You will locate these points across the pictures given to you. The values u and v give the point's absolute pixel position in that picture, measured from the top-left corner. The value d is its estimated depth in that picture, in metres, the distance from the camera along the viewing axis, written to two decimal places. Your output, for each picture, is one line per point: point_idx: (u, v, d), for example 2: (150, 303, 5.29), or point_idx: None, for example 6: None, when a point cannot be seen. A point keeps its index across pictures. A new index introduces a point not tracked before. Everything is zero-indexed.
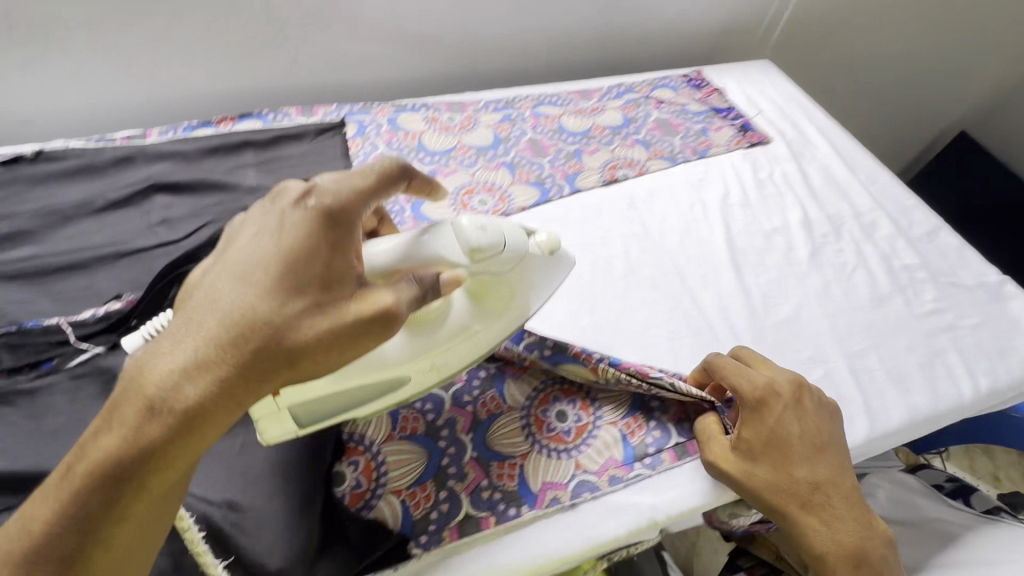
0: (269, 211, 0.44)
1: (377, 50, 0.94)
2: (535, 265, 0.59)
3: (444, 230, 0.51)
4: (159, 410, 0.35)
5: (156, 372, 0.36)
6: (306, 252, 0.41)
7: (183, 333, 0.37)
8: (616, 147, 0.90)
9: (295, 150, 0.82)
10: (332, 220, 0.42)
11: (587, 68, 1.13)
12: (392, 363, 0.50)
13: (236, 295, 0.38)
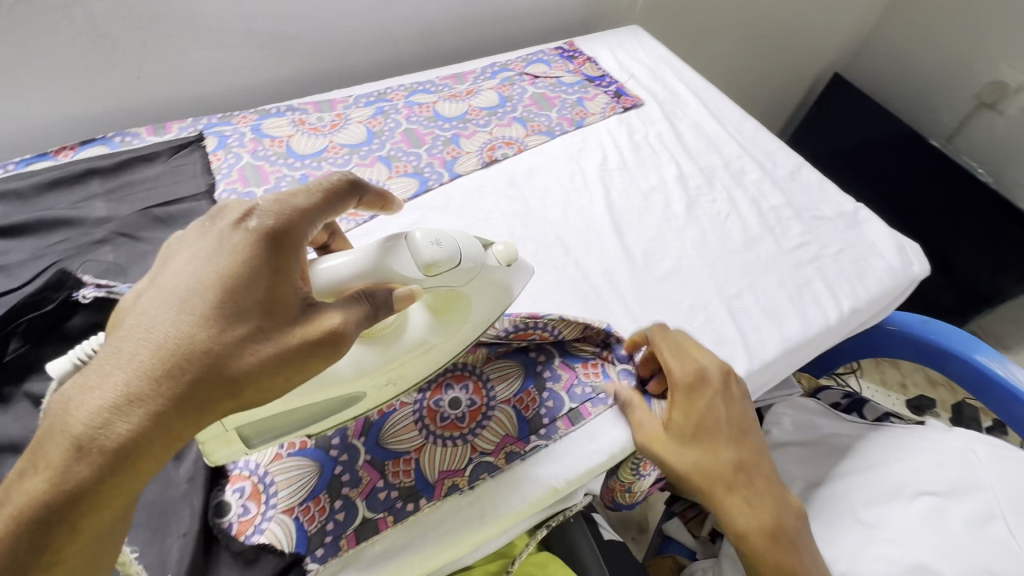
0: (206, 232, 0.41)
1: (230, 55, 0.88)
2: (496, 277, 0.57)
3: (395, 244, 0.48)
4: (86, 448, 0.32)
5: (83, 409, 0.33)
6: (245, 276, 0.38)
7: (109, 365, 0.34)
8: (494, 128, 0.90)
9: (149, 172, 0.76)
10: (272, 241, 0.40)
11: (462, 51, 1.12)
12: (347, 382, 0.48)
13: (171, 322, 0.36)
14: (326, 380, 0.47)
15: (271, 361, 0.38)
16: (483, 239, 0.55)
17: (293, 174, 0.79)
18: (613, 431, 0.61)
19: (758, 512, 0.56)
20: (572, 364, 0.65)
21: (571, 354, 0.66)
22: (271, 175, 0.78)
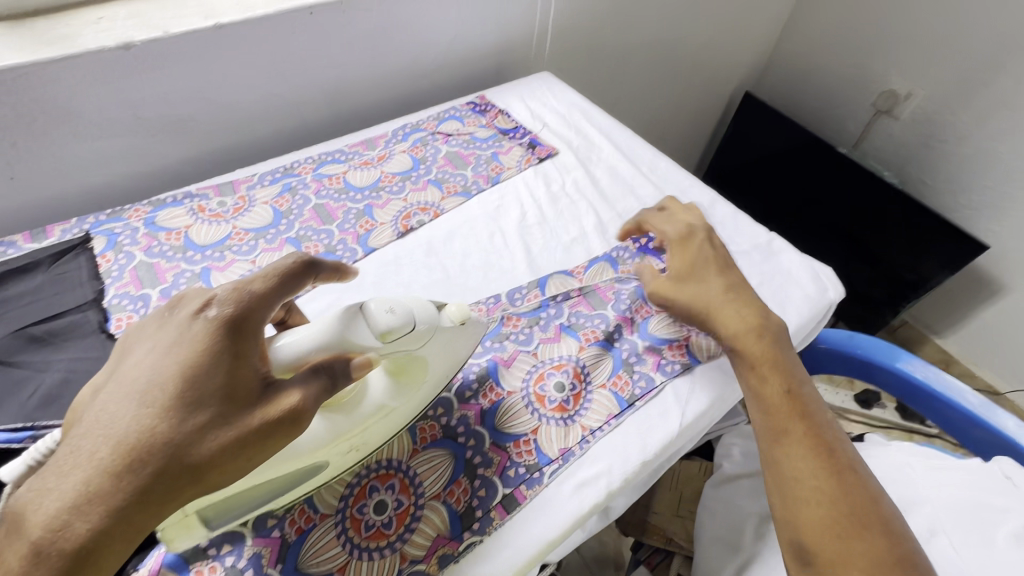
0: (164, 324, 0.42)
1: (118, 145, 0.83)
2: (451, 336, 0.57)
3: (350, 315, 0.48)
4: (47, 553, 0.33)
5: (42, 513, 0.34)
6: (206, 361, 0.40)
7: (71, 464, 0.36)
8: (408, 194, 0.88)
9: (26, 286, 0.69)
10: (235, 329, 0.42)
11: (374, 112, 1.10)
12: (315, 450, 0.48)
13: (133, 412, 0.37)
14: (290, 453, 0.46)
15: (235, 441, 0.39)
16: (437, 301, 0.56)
17: (194, 268, 0.74)
18: (551, 513, 0.58)
19: (809, 484, 0.54)
20: (504, 443, 0.62)
21: (506, 431, 0.63)
22: (168, 273, 0.73)
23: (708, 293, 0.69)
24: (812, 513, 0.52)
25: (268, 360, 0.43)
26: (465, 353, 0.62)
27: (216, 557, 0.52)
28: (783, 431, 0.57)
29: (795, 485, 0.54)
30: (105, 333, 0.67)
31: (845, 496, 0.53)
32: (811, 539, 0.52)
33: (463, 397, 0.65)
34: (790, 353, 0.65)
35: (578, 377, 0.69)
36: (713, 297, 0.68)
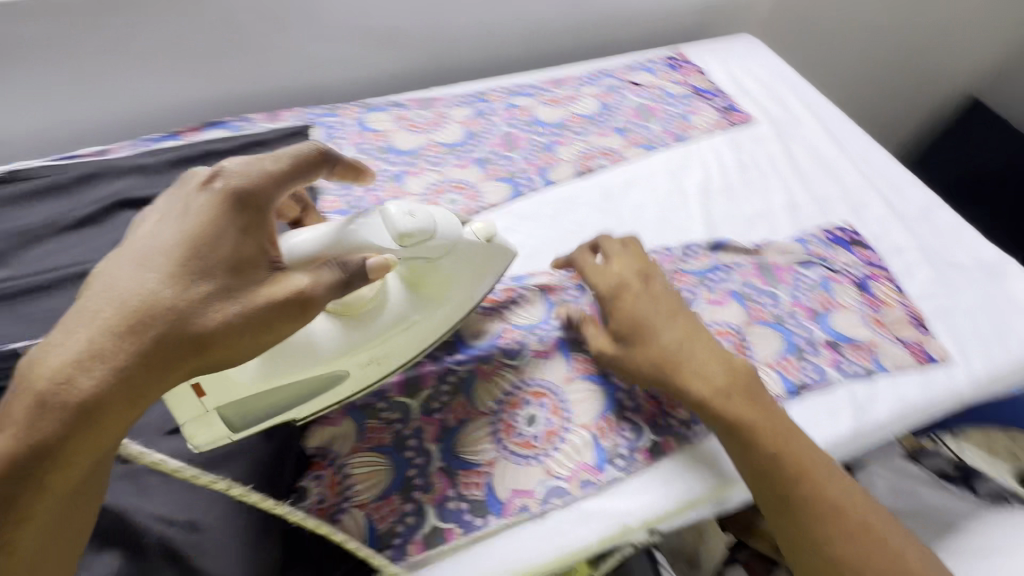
0: (173, 202, 0.43)
1: (344, 50, 0.91)
2: (470, 250, 0.57)
3: (375, 222, 0.50)
4: (41, 411, 0.33)
5: (49, 365, 0.34)
6: (213, 234, 0.40)
7: (71, 328, 0.36)
8: (592, 137, 0.87)
9: (261, 158, 0.80)
10: (256, 208, 0.43)
11: (565, 55, 1.09)
12: (320, 360, 0.49)
13: (138, 283, 0.38)
14: (298, 351, 0.48)
15: (233, 320, 0.39)
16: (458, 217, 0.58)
17: (392, 169, 0.81)
18: (694, 474, 0.58)
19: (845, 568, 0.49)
20: (655, 395, 0.62)
21: None
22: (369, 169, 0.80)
23: (607, 282, 0.64)
24: None
25: (280, 249, 0.43)
26: (489, 275, 0.61)
27: (386, 420, 0.58)
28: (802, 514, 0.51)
29: (751, 435, 0.53)
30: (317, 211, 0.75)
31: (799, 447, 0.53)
32: (780, 484, 0.52)
33: None
34: (766, 410, 0.55)
35: (741, 348, 0.65)
36: (624, 280, 0.63)
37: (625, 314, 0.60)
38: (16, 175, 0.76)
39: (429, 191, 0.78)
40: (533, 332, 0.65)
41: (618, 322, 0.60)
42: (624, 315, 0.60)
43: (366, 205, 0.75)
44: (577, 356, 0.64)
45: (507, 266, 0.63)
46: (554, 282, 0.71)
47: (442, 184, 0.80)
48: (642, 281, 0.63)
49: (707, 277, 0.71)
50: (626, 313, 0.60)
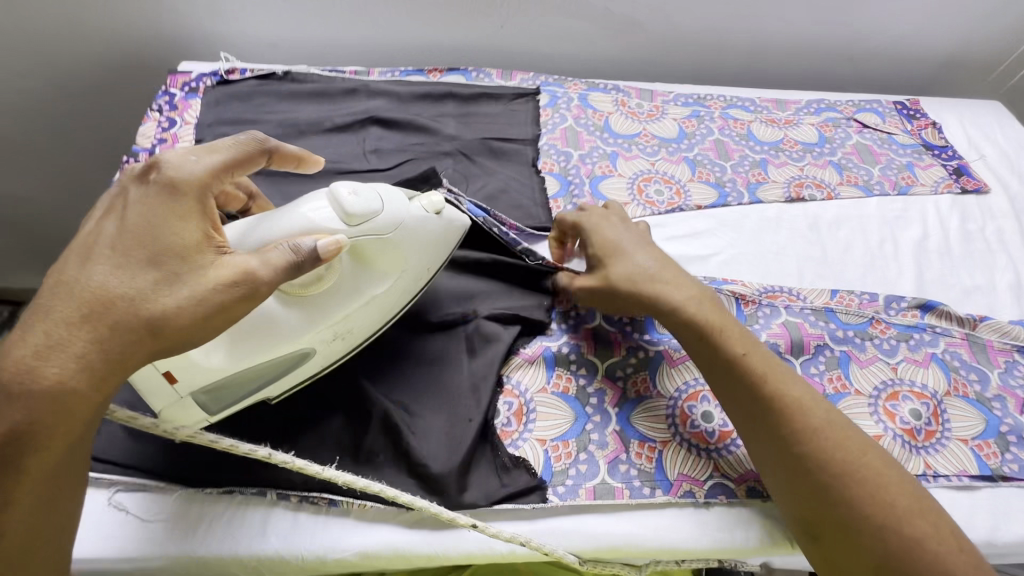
0: (119, 194, 0.48)
1: (580, 28, 0.96)
2: (418, 228, 0.57)
3: (317, 202, 0.52)
4: (41, 397, 0.40)
5: (16, 358, 0.41)
6: (152, 222, 0.46)
7: (36, 320, 0.42)
8: (807, 165, 0.85)
9: (491, 109, 0.86)
10: (177, 196, 0.46)
11: (784, 78, 1.07)
12: (296, 334, 0.51)
13: (86, 278, 0.44)
14: (268, 325, 0.51)
15: (186, 303, 0.44)
16: (405, 192, 0.58)
17: (605, 148, 0.84)
18: None
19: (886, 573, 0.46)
20: None
21: None
22: (586, 143, 0.84)
23: (646, 263, 0.60)
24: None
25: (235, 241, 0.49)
26: (443, 249, 0.60)
27: (572, 373, 0.62)
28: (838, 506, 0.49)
29: (807, 465, 0.50)
30: (535, 169, 0.81)
31: (861, 484, 0.49)
32: (819, 518, 0.49)
33: (807, 369, 0.64)
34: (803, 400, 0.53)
35: (936, 415, 0.62)
36: (691, 292, 0.59)
37: (665, 292, 0.58)
38: (292, 75, 0.87)
39: (638, 177, 0.81)
40: None
41: (595, 246, 0.63)
42: (600, 241, 0.63)
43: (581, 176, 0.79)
44: None
45: (458, 238, 0.63)
46: (748, 293, 0.70)
47: (650, 173, 0.82)
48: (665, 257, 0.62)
49: (911, 335, 0.68)
50: (670, 295, 0.58)
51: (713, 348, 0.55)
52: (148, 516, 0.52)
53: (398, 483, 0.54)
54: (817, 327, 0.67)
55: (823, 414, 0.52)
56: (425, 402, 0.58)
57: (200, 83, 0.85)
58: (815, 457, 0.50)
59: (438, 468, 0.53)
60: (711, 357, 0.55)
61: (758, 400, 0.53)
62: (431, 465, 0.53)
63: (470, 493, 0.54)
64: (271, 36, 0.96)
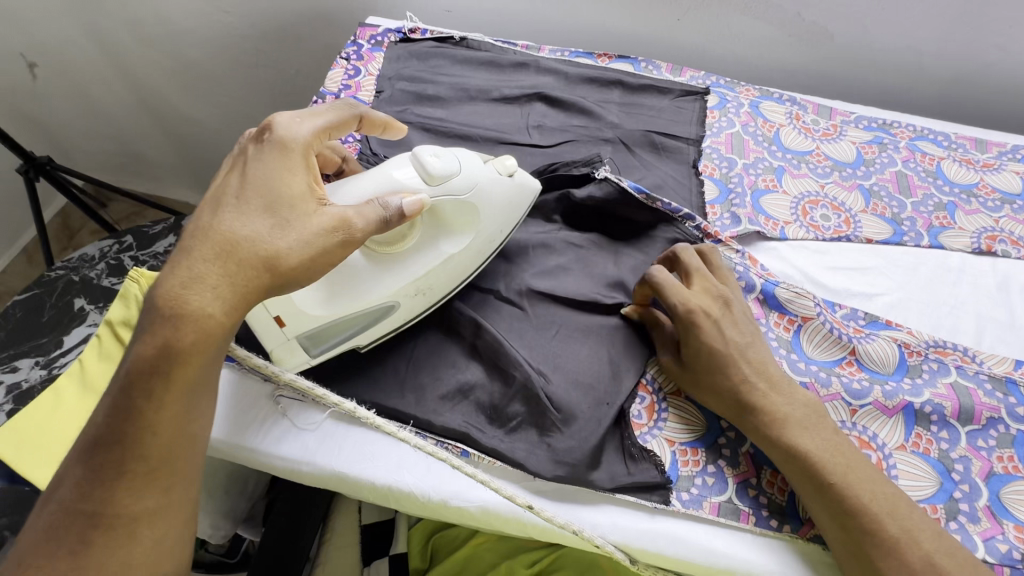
0: (230, 159, 0.51)
1: (762, 31, 0.91)
2: (493, 189, 0.59)
3: (402, 162, 0.56)
4: (183, 321, 0.43)
5: (163, 289, 0.44)
6: (268, 173, 0.48)
7: (177, 257, 0.45)
8: (1003, 217, 0.76)
9: (657, 103, 0.84)
10: (290, 154, 0.50)
11: (983, 114, 0.95)
12: (382, 285, 0.55)
13: (216, 220, 0.46)
14: (356, 274, 0.55)
15: (303, 247, 0.47)
16: (481, 156, 0.61)
17: (772, 161, 0.80)
18: None
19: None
20: (1001, 517, 0.54)
21: (1008, 508, 0.55)
22: (752, 153, 0.80)
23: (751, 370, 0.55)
24: None
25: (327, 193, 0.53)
26: (518, 211, 0.63)
27: None
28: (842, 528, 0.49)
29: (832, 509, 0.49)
30: (694, 171, 0.78)
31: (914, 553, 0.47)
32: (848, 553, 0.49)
33: (974, 440, 0.58)
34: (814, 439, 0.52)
35: None
36: (796, 408, 0.54)
37: (767, 407, 0.53)
38: (468, 42, 0.89)
39: (804, 198, 0.76)
40: (880, 383, 0.61)
41: (689, 347, 0.57)
42: (692, 344, 0.56)
43: (743, 186, 0.76)
44: (916, 429, 0.59)
45: (530, 203, 0.65)
46: (913, 343, 0.64)
47: (818, 196, 0.77)
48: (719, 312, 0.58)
49: None
50: (771, 409, 0.53)
51: (772, 439, 0.53)
52: (301, 424, 0.57)
53: (528, 450, 0.55)
54: (992, 398, 0.60)
55: (888, 500, 0.49)
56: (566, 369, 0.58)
57: (384, 38, 0.90)
58: (879, 535, 0.47)
59: (574, 445, 0.55)
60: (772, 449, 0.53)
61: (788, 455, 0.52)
62: (568, 440, 0.55)
63: (603, 475, 0.54)
64: (450, 2, 0.99)
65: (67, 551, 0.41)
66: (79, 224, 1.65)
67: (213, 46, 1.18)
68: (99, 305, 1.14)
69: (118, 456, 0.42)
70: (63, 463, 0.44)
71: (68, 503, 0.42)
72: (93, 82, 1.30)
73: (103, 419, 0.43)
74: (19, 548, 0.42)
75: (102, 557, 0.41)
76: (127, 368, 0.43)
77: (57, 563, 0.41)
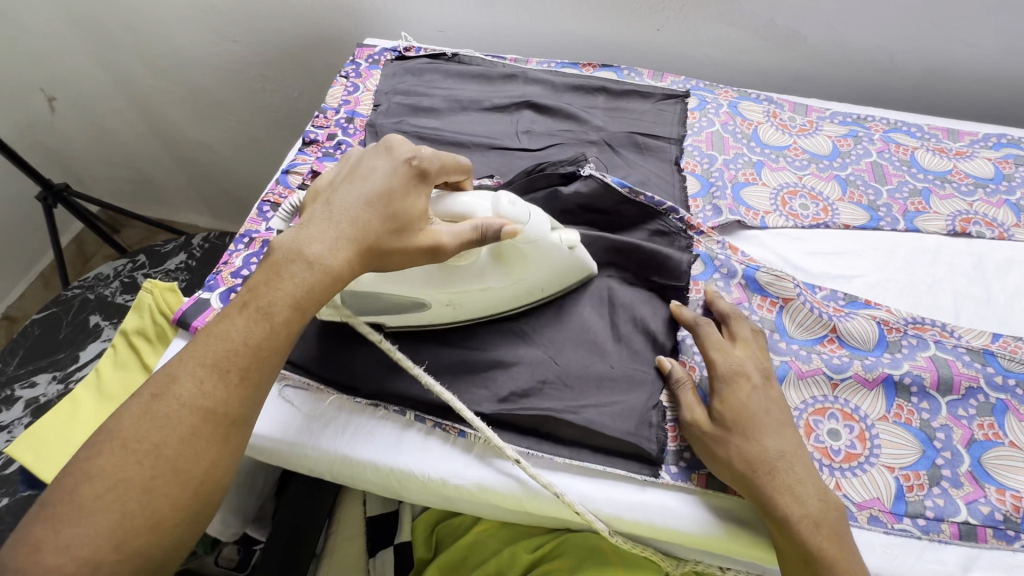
0: (382, 153, 0.54)
1: (738, 37, 0.96)
2: (552, 256, 0.61)
3: (481, 202, 0.56)
4: (315, 265, 0.47)
5: (312, 243, 0.48)
6: (407, 189, 0.52)
7: (326, 219, 0.49)
8: (977, 201, 0.78)
9: (640, 106, 0.88)
10: (425, 180, 0.54)
11: (957, 105, 0.99)
12: (418, 287, 0.58)
13: (364, 202, 0.50)
14: (406, 275, 0.58)
15: (402, 247, 0.51)
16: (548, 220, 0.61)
17: (751, 157, 0.84)
18: None
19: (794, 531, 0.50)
20: (983, 481, 0.56)
21: (990, 472, 0.57)
22: (732, 149, 0.84)
23: (782, 441, 0.54)
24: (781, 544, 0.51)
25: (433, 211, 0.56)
26: (561, 280, 0.64)
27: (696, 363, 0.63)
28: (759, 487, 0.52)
29: (755, 474, 0.53)
30: (677, 167, 0.82)
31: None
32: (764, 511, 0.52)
33: (954, 410, 0.60)
34: (771, 420, 0.55)
35: None
36: (773, 411, 0.56)
37: (742, 401, 0.56)
38: (459, 57, 0.95)
39: (783, 189, 0.80)
40: (860, 358, 0.63)
41: (727, 406, 0.56)
42: (729, 402, 0.56)
43: (724, 180, 0.79)
44: (897, 400, 0.61)
45: (574, 279, 0.65)
46: (892, 320, 0.66)
47: (797, 187, 0.80)
48: (764, 381, 0.58)
49: None
50: (741, 404, 0.56)
51: (725, 418, 0.55)
52: (307, 410, 0.60)
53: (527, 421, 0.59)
54: (971, 368, 0.62)
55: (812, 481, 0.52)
56: (562, 353, 0.62)
57: (381, 57, 0.96)
58: (795, 497, 0.51)
59: (570, 416, 0.58)
60: (746, 488, 0.53)
61: (732, 429, 0.55)
62: (563, 412, 0.58)
63: (598, 444, 0.57)
64: (443, 23, 1.06)
65: (179, 438, 0.41)
66: (94, 249, 1.71)
67: (220, 73, 1.25)
68: (113, 321, 1.19)
69: (244, 366, 0.44)
70: (177, 358, 0.44)
71: (186, 397, 0.42)
72: (107, 113, 1.37)
73: (236, 330, 0.45)
74: (119, 431, 0.41)
75: (204, 449, 0.41)
76: (268, 290, 0.46)
77: (162, 449, 0.40)
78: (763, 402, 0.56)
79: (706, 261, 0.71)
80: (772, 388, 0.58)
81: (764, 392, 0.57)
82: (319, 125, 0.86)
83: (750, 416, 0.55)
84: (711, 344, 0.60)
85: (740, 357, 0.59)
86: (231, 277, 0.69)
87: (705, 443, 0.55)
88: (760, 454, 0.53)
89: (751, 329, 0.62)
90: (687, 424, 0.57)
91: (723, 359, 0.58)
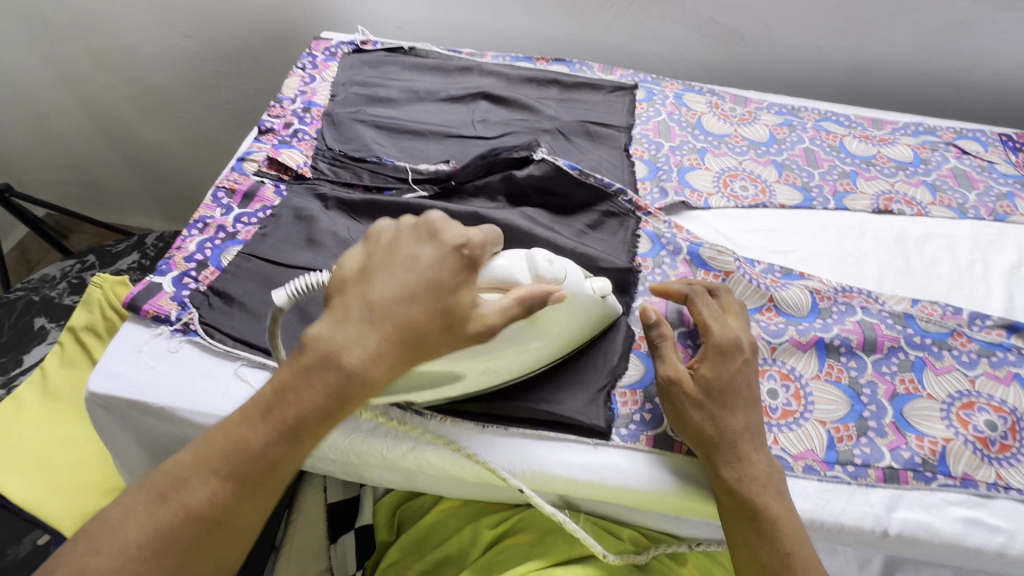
0: (444, 252, 0.47)
1: (682, 34, 1.01)
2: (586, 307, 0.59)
3: (517, 263, 0.53)
4: (351, 379, 0.43)
5: (352, 361, 0.43)
6: (453, 282, 0.46)
7: (371, 330, 0.43)
8: (898, 182, 0.85)
9: (591, 98, 0.92)
10: (476, 271, 0.48)
11: (881, 98, 1.07)
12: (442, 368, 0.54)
13: (410, 314, 0.44)
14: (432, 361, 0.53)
15: (442, 355, 0.46)
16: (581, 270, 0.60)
17: (695, 144, 0.88)
18: (924, 516, 0.57)
19: (745, 492, 0.53)
20: (905, 431, 0.61)
21: (911, 422, 0.62)
22: (677, 136, 0.88)
23: (751, 413, 0.56)
24: (726, 499, 0.54)
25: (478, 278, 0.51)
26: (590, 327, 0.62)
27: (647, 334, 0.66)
28: (725, 450, 0.54)
29: (722, 435, 0.54)
30: (626, 154, 0.85)
31: (787, 530, 0.52)
32: (718, 472, 0.54)
33: (879, 367, 0.65)
34: (752, 391, 0.57)
35: (1012, 429, 0.62)
36: (753, 382, 0.58)
37: (730, 370, 0.56)
38: (415, 51, 0.97)
39: (724, 172, 0.84)
40: (795, 324, 0.68)
41: (714, 374, 0.56)
42: (717, 371, 0.56)
43: (670, 165, 0.84)
44: (828, 360, 0.65)
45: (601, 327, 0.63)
46: (824, 289, 0.71)
47: (737, 171, 0.85)
48: (753, 355, 0.59)
49: (994, 351, 0.67)
50: (729, 372, 0.56)
51: (707, 383, 0.56)
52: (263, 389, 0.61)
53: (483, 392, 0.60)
54: (893, 330, 0.68)
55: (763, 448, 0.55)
56: None
57: (337, 49, 0.97)
58: (751, 460, 0.54)
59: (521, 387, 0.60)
60: (707, 450, 0.55)
61: (714, 393, 0.56)
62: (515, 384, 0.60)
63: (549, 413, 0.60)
64: (399, 19, 1.08)
65: (178, 550, 0.40)
66: (39, 255, 1.64)
67: (174, 69, 1.23)
68: (60, 323, 1.15)
69: (256, 479, 0.42)
70: (190, 457, 0.42)
71: (193, 508, 0.40)
72: (53, 111, 1.32)
73: (254, 437, 0.42)
74: (121, 536, 0.39)
75: (202, 561, 0.41)
76: (294, 404, 0.42)
77: (159, 560, 0.39)
78: (749, 374, 0.57)
79: (653, 239, 0.75)
80: (756, 360, 0.59)
81: (748, 363, 0.58)
82: (275, 114, 0.86)
83: (733, 384, 0.56)
84: (705, 313, 0.60)
85: (733, 327, 0.59)
86: (184, 261, 0.68)
87: (681, 403, 0.56)
88: (735, 422, 0.55)
89: (737, 303, 0.63)
90: (664, 381, 0.57)
91: (717, 329, 0.58)
